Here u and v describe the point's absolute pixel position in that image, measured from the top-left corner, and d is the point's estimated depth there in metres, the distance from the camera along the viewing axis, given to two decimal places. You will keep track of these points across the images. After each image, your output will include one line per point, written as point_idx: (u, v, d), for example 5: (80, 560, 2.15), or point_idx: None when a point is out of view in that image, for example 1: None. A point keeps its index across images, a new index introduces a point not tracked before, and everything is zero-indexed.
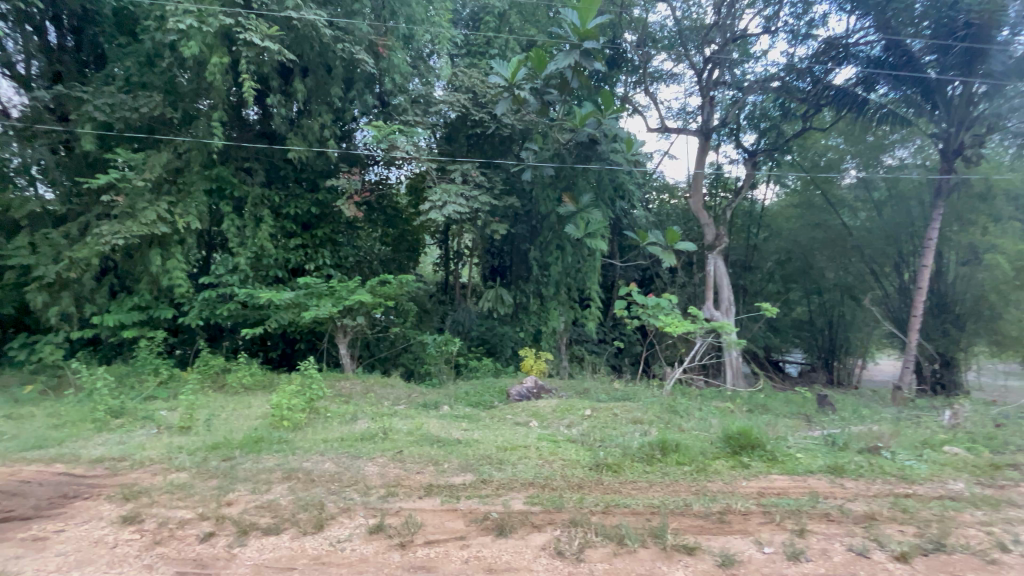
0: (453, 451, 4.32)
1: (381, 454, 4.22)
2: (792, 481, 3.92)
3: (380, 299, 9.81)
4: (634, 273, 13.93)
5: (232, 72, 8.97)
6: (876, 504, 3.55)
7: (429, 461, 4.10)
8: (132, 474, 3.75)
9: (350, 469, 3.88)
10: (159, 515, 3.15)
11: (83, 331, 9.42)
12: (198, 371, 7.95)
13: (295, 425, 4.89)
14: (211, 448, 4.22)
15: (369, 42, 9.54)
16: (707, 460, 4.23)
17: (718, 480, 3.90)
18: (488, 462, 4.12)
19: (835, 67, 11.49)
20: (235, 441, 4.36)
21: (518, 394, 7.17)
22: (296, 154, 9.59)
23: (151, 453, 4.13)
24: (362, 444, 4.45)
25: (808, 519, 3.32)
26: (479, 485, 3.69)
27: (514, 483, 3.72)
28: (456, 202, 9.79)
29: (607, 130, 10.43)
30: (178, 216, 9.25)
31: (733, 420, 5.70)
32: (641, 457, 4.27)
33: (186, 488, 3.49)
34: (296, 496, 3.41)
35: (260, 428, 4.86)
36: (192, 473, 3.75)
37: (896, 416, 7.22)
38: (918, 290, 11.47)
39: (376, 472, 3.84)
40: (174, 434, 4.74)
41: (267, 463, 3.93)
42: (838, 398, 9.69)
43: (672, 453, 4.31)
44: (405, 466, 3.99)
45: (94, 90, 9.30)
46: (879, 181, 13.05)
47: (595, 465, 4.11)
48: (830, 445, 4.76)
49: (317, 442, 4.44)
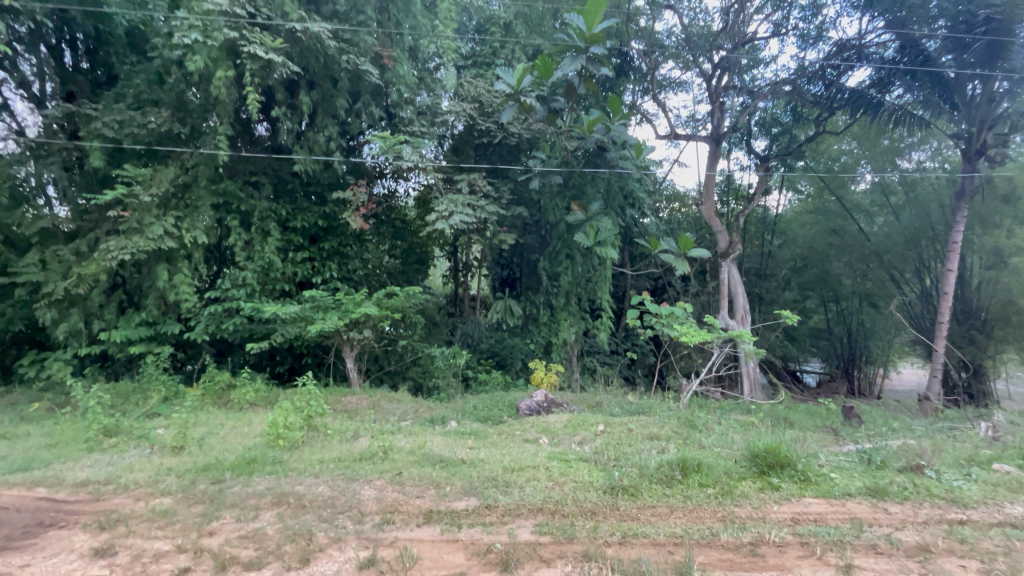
0: (457, 473, 4.08)
1: (379, 476, 3.99)
2: (828, 505, 3.60)
3: (387, 311, 9.62)
4: (646, 283, 13.66)
5: (238, 86, 8.99)
6: (929, 533, 3.22)
7: (430, 484, 3.86)
8: (115, 500, 3.57)
9: (346, 493, 3.65)
10: (134, 547, 2.94)
11: (91, 347, 9.38)
12: (202, 387, 7.83)
13: (291, 444, 4.69)
14: (201, 471, 4.04)
15: (375, 54, 9.53)
16: (732, 482, 3.93)
17: (746, 504, 3.60)
18: (493, 485, 3.86)
19: (849, 70, 11.24)
20: (227, 462, 4.17)
21: (528, 408, 6.91)
22: (302, 166, 9.56)
23: (139, 475, 3.95)
24: (360, 465, 4.23)
25: (853, 552, 3.00)
26: (484, 511, 3.43)
27: (521, 509, 3.46)
28: (462, 212, 9.63)
29: (616, 136, 10.07)
30: (185, 231, 9.22)
31: (757, 436, 5.38)
32: (660, 479, 3.97)
33: (167, 516, 3.28)
34: (285, 525, 3.19)
35: (255, 448, 4.67)
36: (176, 499, 3.55)
37: (930, 429, 6.82)
38: (943, 296, 10.99)
39: (375, 497, 3.61)
40: (166, 454, 4.57)
41: (257, 487, 3.72)
42: (865, 410, 9.24)
43: (693, 473, 4.01)
44: (404, 490, 3.75)
45: (103, 107, 9.37)
46: (896, 185, 12.64)
47: (609, 488, 3.83)
48: (867, 464, 4.43)
49: (313, 463, 4.23)
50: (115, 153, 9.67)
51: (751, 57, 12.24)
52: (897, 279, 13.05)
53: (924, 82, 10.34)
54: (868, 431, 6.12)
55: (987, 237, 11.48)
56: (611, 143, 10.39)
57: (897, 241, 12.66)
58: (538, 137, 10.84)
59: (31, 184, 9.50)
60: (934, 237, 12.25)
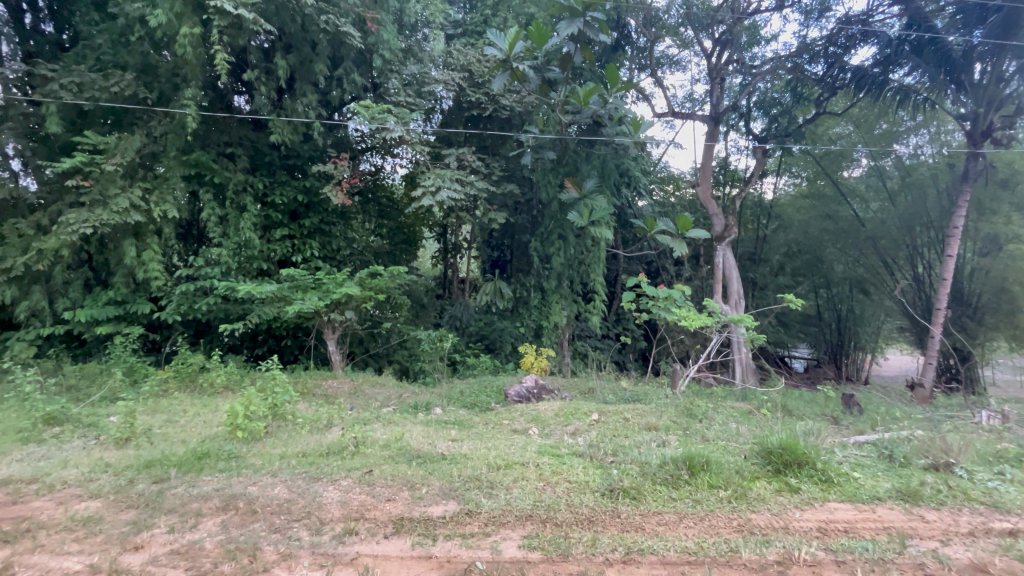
0: (435, 472, 3.69)
1: (346, 475, 3.60)
2: (857, 512, 3.30)
3: (370, 292, 9.18)
4: (639, 266, 13.31)
5: (206, 45, 8.29)
6: (980, 549, 2.92)
7: (404, 485, 3.48)
8: (33, 503, 3.16)
9: (306, 495, 3.27)
10: (38, 566, 2.54)
11: (55, 327, 8.83)
12: (173, 370, 7.40)
13: (250, 436, 4.28)
14: (142, 468, 3.62)
15: (357, 16, 8.90)
16: (743, 482, 3.61)
17: (763, 510, 3.28)
18: (476, 486, 3.49)
19: (854, 48, 10.76)
20: (174, 458, 3.76)
21: (517, 395, 6.54)
22: (279, 136, 8.95)
23: (70, 473, 3.54)
24: (325, 461, 3.84)
25: (898, 573, 2.68)
26: (463, 519, 3.07)
27: (507, 517, 3.10)
28: (450, 187, 9.11)
29: (612, 109, 9.59)
30: (154, 204, 8.63)
31: (764, 428, 5.09)
32: (666, 480, 3.64)
33: (89, 526, 2.89)
34: (227, 537, 2.81)
35: (211, 440, 4.26)
36: (106, 503, 3.15)
37: (934, 418, 6.65)
38: (942, 282, 10.79)
39: (338, 501, 3.22)
40: (109, 447, 4.13)
41: (204, 488, 3.32)
42: (864, 397, 9.04)
43: (701, 473, 3.67)
44: (373, 492, 3.37)
45: (63, 70, 8.64)
46: (892, 170, 12.38)
47: (608, 490, 3.48)
48: (889, 462, 4.17)
49: (273, 458, 3.83)
50: (76, 119, 8.98)
51: (751, 35, 11.79)
52: (890, 264, 12.84)
53: (930, 60, 10.02)
54: (874, 421, 5.89)
55: (983, 224, 11.24)
56: (608, 117, 9.86)
57: (892, 227, 12.37)
58: (532, 110, 10.25)
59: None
60: (929, 223, 12.01)
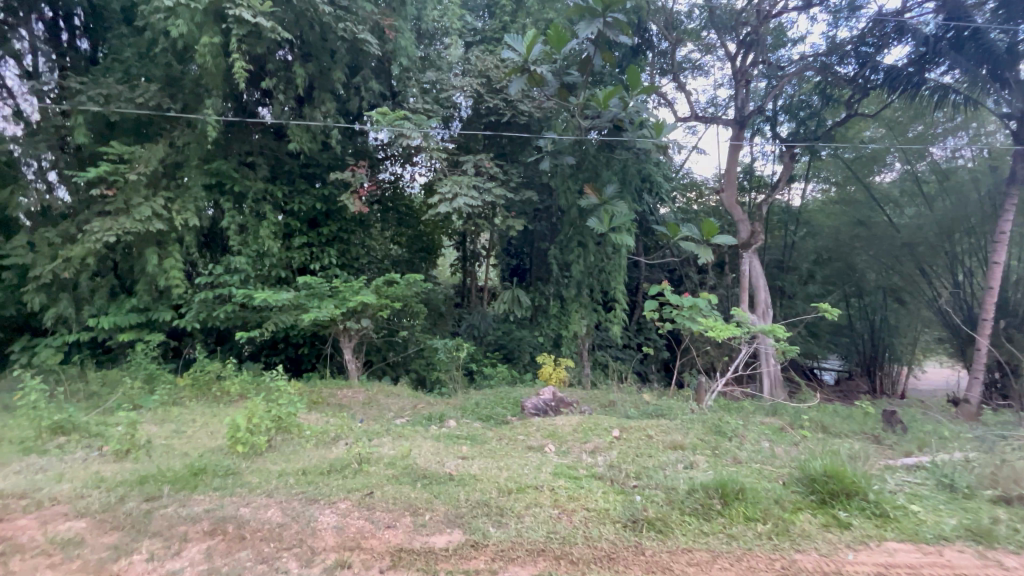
0: (441, 495, 3.49)
1: (344, 497, 3.44)
2: (922, 555, 2.94)
3: (387, 300, 9.07)
4: (661, 274, 12.93)
5: (225, 54, 8.37)
6: None
7: (406, 510, 3.29)
8: (19, 522, 3.11)
9: (300, 519, 3.12)
10: None
11: (80, 334, 8.98)
12: (191, 378, 7.40)
13: (251, 451, 4.14)
14: (136, 484, 3.53)
15: (374, 23, 8.91)
16: (784, 515, 3.28)
17: (810, 550, 2.97)
18: (485, 514, 3.26)
19: (887, 46, 10.30)
20: (169, 474, 3.67)
21: (534, 407, 6.25)
22: (298, 144, 8.97)
23: (63, 489, 3.50)
24: (325, 480, 3.69)
25: None
26: (468, 552, 2.84)
27: (515, 551, 2.87)
28: (467, 194, 8.98)
29: (633, 112, 9.36)
30: (176, 212, 8.72)
31: (803, 449, 4.73)
32: (695, 510, 3.34)
33: (67, 549, 2.79)
34: (208, 566, 2.66)
35: (212, 454, 4.15)
36: (90, 523, 3.07)
37: (989, 438, 6.15)
38: (990, 291, 10.14)
39: (334, 527, 3.05)
40: (108, 460, 4.10)
41: (193, 509, 3.20)
42: (908, 414, 8.48)
43: (736, 503, 3.36)
44: (373, 517, 3.19)
45: (91, 83, 8.84)
46: (928, 175, 11.69)
47: (630, 521, 3.21)
48: (951, 492, 3.81)
49: (270, 476, 3.71)
50: (103, 131, 9.18)
51: (777, 37, 11.45)
52: (927, 273, 12.04)
53: (970, 56, 9.49)
54: (921, 442, 5.47)
55: None
56: (629, 121, 9.62)
57: (929, 233, 11.64)
58: (551, 116, 10.14)
59: (32, 168, 9.13)
60: (971, 229, 11.30)
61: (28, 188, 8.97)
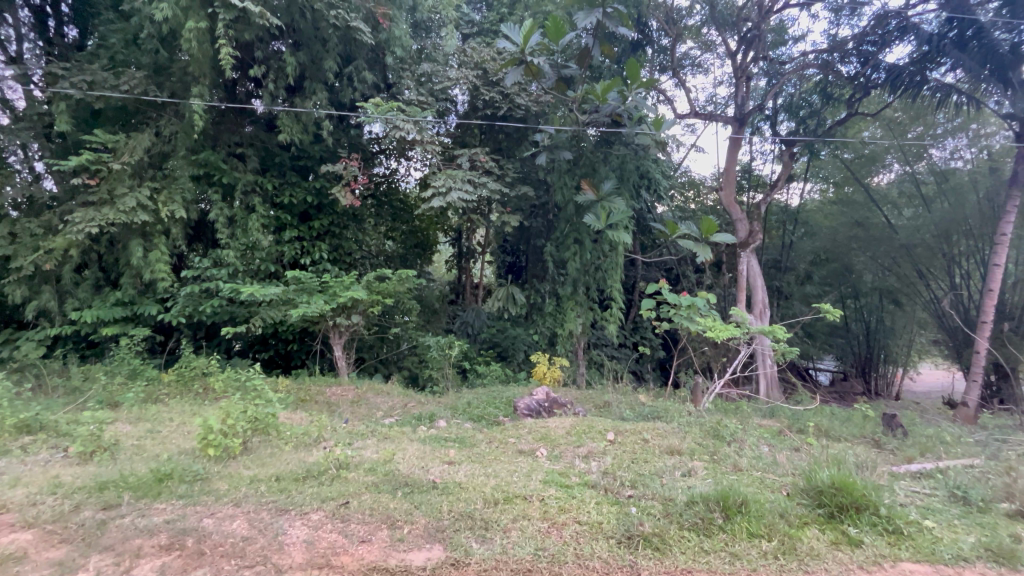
0: (423, 505, 3.33)
1: (319, 507, 3.27)
2: None
3: (378, 296, 8.87)
4: (658, 272, 12.79)
5: (213, 40, 8.13)
6: None
7: (383, 522, 3.13)
8: None
9: (268, 533, 2.95)
10: None
11: (62, 327, 8.71)
12: (175, 373, 7.20)
13: (225, 454, 3.96)
14: (94, 491, 3.38)
15: (368, 12, 8.69)
16: (790, 530, 3.12)
17: (819, 571, 2.81)
18: (468, 528, 3.10)
19: (890, 44, 10.13)
20: (132, 480, 3.50)
21: (527, 408, 6.08)
22: (288, 135, 8.74)
23: (17, 496, 3.32)
24: (300, 487, 3.53)
25: None
26: (448, 571, 2.68)
27: (497, 570, 2.70)
28: (461, 188, 8.75)
29: (632, 107, 8.95)
30: (161, 204, 8.45)
31: (805, 456, 4.57)
32: (695, 525, 3.17)
33: (7, 565, 2.60)
34: None
35: (183, 458, 3.97)
36: (38, 535, 2.89)
37: (994, 443, 6.02)
38: (990, 293, 10.02)
39: (304, 542, 2.89)
40: (72, 463, 3.93)
41: (153, 520, 3.03)
42: (908, 417, 8.35)
43: (737, 517, 3.20)
44: (347, 531, 3.03)
45: (75, 69, 8.54)
46: (928, 176, 11.55)
47: (625, 537, 3.04)
48: (965, 505, 3.67)
49: (241, 483, 3.55)
50: (88, 119, 8.92)
51: (777, 35, 11.35)
52: (925, 275, 11.93)
53: (974, 56, 9.31)
54: (924, 447, 5.34)
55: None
56: (627, 117, 9.30)
57: (927, 234, 11.43)
58: (549, 110, 9.91)
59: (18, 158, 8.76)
60: (969, 232, 11.07)
61: (14, 178, 8.63)
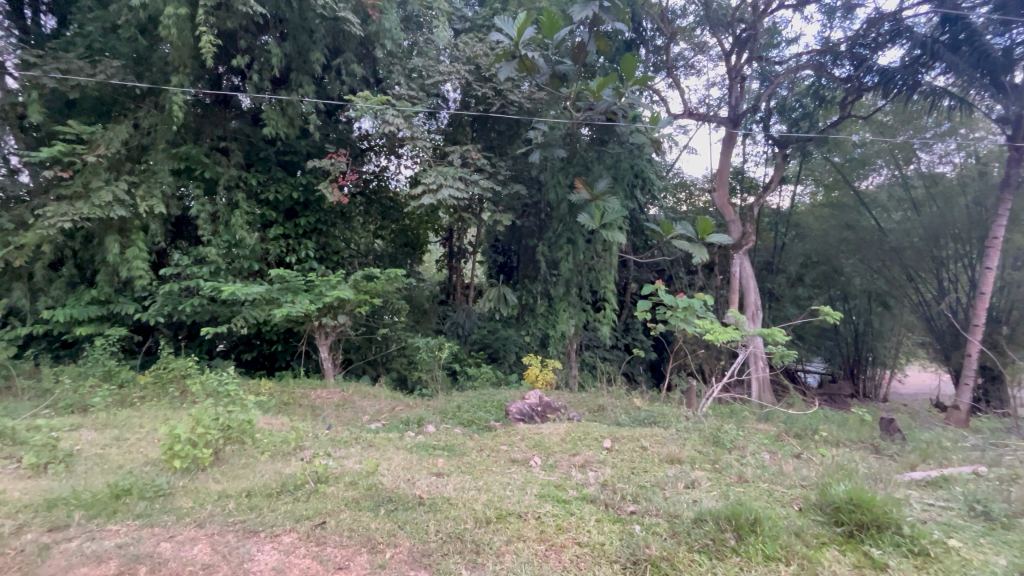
0: (406, 524, 3.12)
1: (295, 527, 3.05)
2: None
3: (365, 296, 8.59)
4: (651, 273, 12.64)
5: (193, 29, 7.80)
6: None
7: (365, 545, 2.91)
8: None
9: (236, 560, 2.71)
10: None
11: (33, 327, 8.32)
12: (152, 375, 6.89)
13: (194, 466, 3.71)
14: (41, 509, 3.13)
15: (357, 2, 8.41)
16: (808, 553, 2.96)
17: None
18: (458, 552, 2.88)
19: (884, 47, 10.10)
20: (86, 498, 3.25)
21: (519, 413, 5.88)
22: (273, 128, 8.43)
23: None
24: (276, 505, 3.29)
25: None
26: None
27: None
28: (453, 185, 8.51)
29: (627, 105, 8.80)
30: (139, 199, 8.10)
31: (812, 465, 4.42)
32: (706, 547, 2.99)
33: None
34: None
35: (147, 471, 3.71)
36: None
37: (998, 449, 5.92)
38: (981, 296, 9.98)
39: (274, 570, 2.66)
40: (22, 476, 3.65)
41: (104, 545, 2.79)
42: (904, 420, 8.27)
43: (750, 537, 3.04)
44: (323, 555, 2.81)
45: (48, 56, 8.13)
46: (916, 181, 11.57)
47: (630, 562, 2.85)
48: (986, 521, 3.52)
49: (206, 501, 3.32)
50: (63, 110, 8.54)
51: (770, 36, 11.26)
52: (914, 279, 11.94)
53: (967, 60, 9.24)
54: (927, 454, 5.24)
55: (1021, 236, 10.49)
56: (622, 113, 9.10)
57: (916, 238, 11.44)
58: (541, 107, 9.72)
59: None
60: (957, 236, 11.10)
61: None
